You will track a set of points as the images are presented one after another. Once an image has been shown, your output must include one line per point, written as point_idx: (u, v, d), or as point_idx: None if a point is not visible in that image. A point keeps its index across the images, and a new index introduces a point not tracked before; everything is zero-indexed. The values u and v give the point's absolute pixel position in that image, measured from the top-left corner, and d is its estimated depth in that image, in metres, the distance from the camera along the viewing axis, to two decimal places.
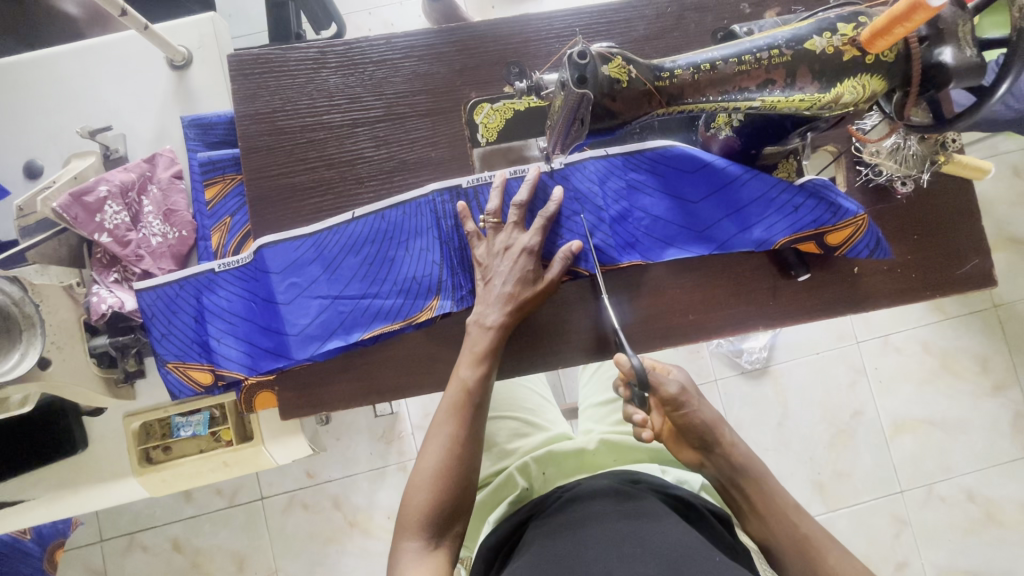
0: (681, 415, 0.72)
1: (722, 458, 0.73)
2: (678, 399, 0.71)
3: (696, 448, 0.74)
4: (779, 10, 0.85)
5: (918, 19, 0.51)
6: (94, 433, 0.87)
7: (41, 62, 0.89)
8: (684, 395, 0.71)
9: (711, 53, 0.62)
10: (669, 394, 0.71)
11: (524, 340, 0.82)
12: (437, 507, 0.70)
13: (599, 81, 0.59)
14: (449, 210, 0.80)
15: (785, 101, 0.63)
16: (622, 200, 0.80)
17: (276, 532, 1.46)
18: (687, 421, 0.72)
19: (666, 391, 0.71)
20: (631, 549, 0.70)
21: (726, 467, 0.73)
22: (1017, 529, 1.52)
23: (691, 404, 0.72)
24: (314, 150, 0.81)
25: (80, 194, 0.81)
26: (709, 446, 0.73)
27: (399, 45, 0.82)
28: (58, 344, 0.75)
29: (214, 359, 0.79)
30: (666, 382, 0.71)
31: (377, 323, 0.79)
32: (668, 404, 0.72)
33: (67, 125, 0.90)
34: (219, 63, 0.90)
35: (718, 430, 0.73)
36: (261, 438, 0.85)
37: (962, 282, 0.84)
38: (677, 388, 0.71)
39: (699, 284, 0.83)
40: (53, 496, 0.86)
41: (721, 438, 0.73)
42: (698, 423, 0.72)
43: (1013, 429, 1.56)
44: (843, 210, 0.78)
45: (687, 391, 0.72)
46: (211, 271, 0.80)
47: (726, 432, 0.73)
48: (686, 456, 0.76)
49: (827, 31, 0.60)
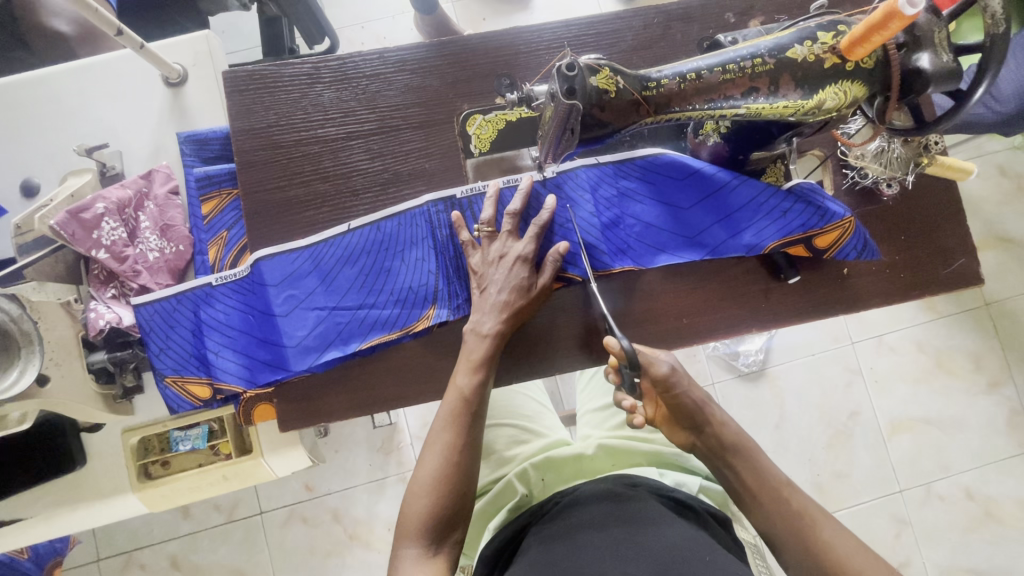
0: (672, 395, 0.72)
1: (714, 445, 0.73)
2: (669, 380, 0.72)
3: (687, 429, 0.74)
4: (764, 19, 0.87)
5: (894, 27, 0.53)
6: (92, 449, 0.87)
7: (37, 82, 0.90)
8: (675, 375, 0.72)
9: (695, 63, 0.63)
10: (659, 374, 0.71)
11: (521, 347, 0.83)
12: (436, 514, 0.71)
13: (587, 92, 0.60)
14: (443, 220, 0.81)
15: (769, 108, 0.64)
16: (613, 207, 0.82)
17: (276, 546, 1.45)
18: (678, 401, 0.72)
19: (656, 371, 0.71)
20: (625, 551, 0.73)
21: (717, 446, 0.73)
22: (1016, 526, 1.52)
23: (681, 383, 0.72)
24: (309, 163, 0.82)
25: (78, 212, 0.82)
26: (701, 426, 0.73)
27: (391, 59, 0.83)
28: (56, 360, 0.75)
29: (212, 372, 0.80)
30: (656, 362, 0.72)
31: (374, 333, 0.79)
32: (659, 384, 0.72)
33: (64, 144, 0.91)
34: (214, 80, 0.91)
35: (708, 408, 0.73)
36: (260, 450, 0.85)
37: (950, 281, 0.86)
38: (668, 368, 0.72)
39: (692, 287, 0.84)
40: (51, 515, 0.86)
41: (712, 417, 0.73)
42: (688, 402, 0.72)
43: (1008, 426, 1.57)
44: (830, 213, 0.79)
45: (676, 371, 0.72)
46: (208, 284, 0.80)
47: (716, 410, 0.74)
48: (677, 438, 0.75)
49: (808, 40, 0.62)
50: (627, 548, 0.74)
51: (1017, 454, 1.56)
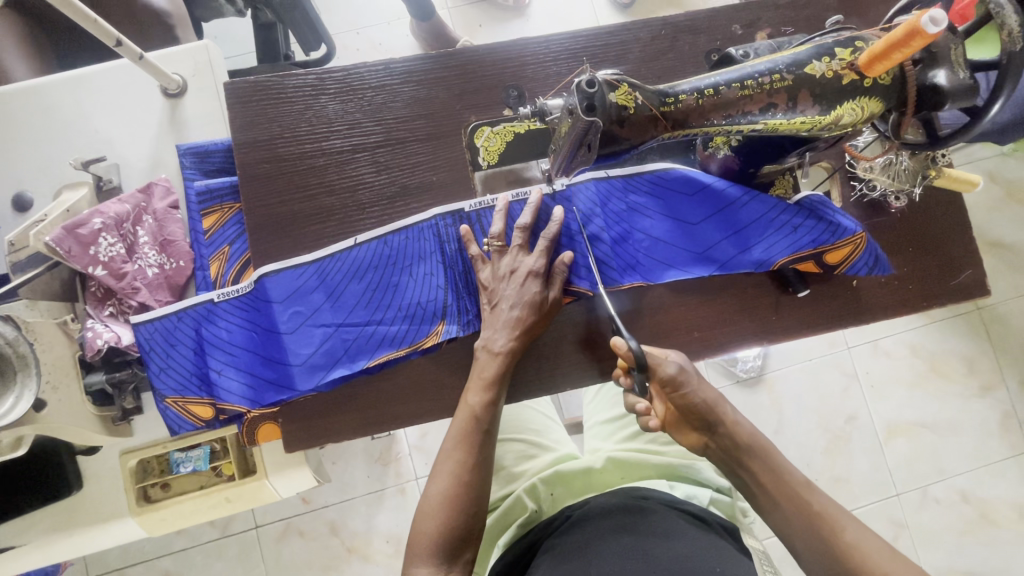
0: (682, 395, 0.71)
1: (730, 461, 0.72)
2: (677, 379, 0.70)
3: (699, 431, 0.73)
4: (771, 31, 0.87)
5: (916, 45, 0.53)
6: (89, 471, 0.84)
7: (31, 91, 0.88)
8: (683, 374, 0.71)
9: (713, 79, 0.63)
10: (667, 374, 0.70)
11: (530, 364, 0.81)
12: (448, 533, 0.69)
13: (606, 109, 0.59)
14: (452, 234, 0.80)
15: (787, 123, 0.64)
16: (622, 221, 0.81)
17: (272, 561, 1.42)
18: (688, 401, 0.71)
19: (664, 371, 0.70)
20: (634, 564, 0.72)
21: (731, 446, 0.72)
22: (1011, 528, 1.54)
23: (690, 382, 0.71)
24: (314, 176, 0.80)
25: (74, 227, 0.78)
26: (714, 426, 0.71)
27: (397, 70, 0.82)
28: (52, 383, 0.73)
29: (214, 392, 0.77)
30: (664, 362, 0.71)
31: (381, 350, 0.78)
32: (667, 384, 0.71)
33: (58, 157, 0.88)
34: (215, 91, 0.89)
35: (720, 408, 0.72)
36: (265, 471, 0.83)
37: (956, 292, 0.86)
38: (676, 368, 0.71)
39: (702, 301, 0.83)
40: (44, 541, 0.83)
41: (724, 417, 0.72)
42: (699, 402, 0.71)
43: (1002, 429, 1.59)
44: (842, 229, 0.80)
45: (685, 370, 0.71)
46: (210, 301, 0.78)
47: (727, 409, 0.72)
48: (691, 441, 0.74)
49: (826, 56, 0.62)
50: (636, 561, 0.73)
51: (1011, 457, 1.57)
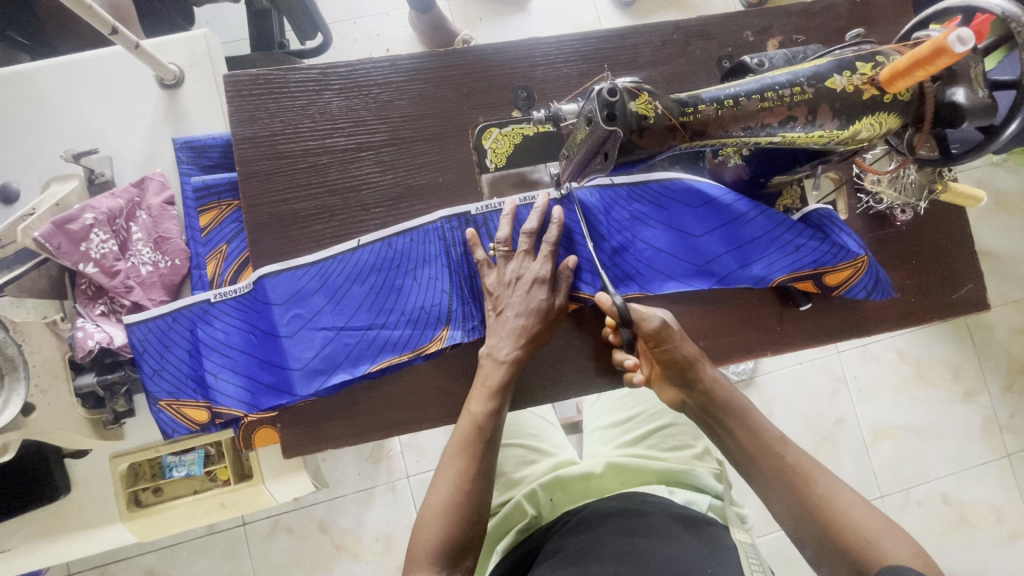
0: (664, 351, 0.70)
1: None
2: (660, 334, 0.70)
3: (678, 387, 0.73)
4: (782, 39, 0.86)
5: (941, 63, 0.53)
6: (78, 475, 0.81)
7: (17, 78, 0.84)
8: (666, 330, 0.70)
9: (733, 89, 0.62)
10: (650, 329, 0.70)
11: (533, 372, 0.80)
12: (448, 542, 0.68)
13: (627, 119, 0.58)
14: (458, 236, 0.78)
15: (805, 136, 0.64)
16: (626, 230, 0.80)
17: (259, 560, 1.39)
18: (669, 355, 0.70)
19: (648, 326, 0.70)
20: (631, 566, 0.72)
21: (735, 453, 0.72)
22: (990, 530, 1.56)
23: (673, 339, 0.70)
24: (316, 175, 0.78)
25: (64, 223, 0.76)
26: (692, 383, 0.72)
27: (402, 67, 0.80)
28: (41, 387, 0.71)
29: (210, 396, 0.75)
30: (648, 317, 0.70)
31: (383, 356, 0.76)
32: (650, 339, 0.70)
33: (47, 147, 0.85)
34: (214, 82, 0.86)
35: (699, 366, 0.72)
36: (261, 476, 0.82)
37: (954, 305, 0.87)
38: (659, 322, 0.70)
39: (706, 311, 0.83)
40: (30, 545, 0.80)
41: (703, 374, 0.72)
42: (680, 357, 0.71)
43: (983, 434, 1.62)
44: (844, 252, 0.79)
45: (668, 326, 0.70)
46: (207, 301, 0.76)
47: (707, 368, 0.72)
48: (670, 397, 0.75)
49: (847, 70, 0.62)
50: (633, 563, 0.73)
51: (990, 460, 1.61)
